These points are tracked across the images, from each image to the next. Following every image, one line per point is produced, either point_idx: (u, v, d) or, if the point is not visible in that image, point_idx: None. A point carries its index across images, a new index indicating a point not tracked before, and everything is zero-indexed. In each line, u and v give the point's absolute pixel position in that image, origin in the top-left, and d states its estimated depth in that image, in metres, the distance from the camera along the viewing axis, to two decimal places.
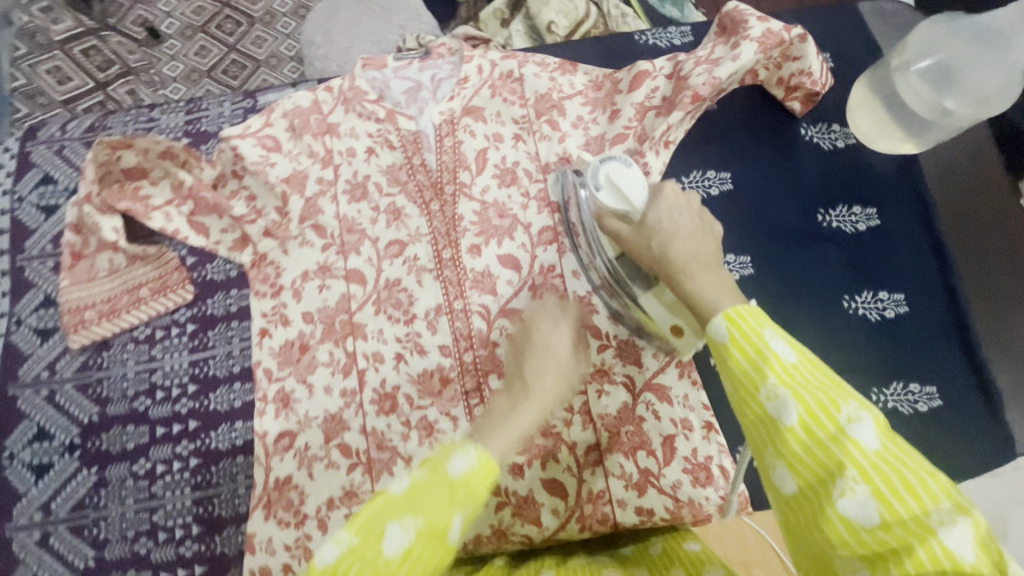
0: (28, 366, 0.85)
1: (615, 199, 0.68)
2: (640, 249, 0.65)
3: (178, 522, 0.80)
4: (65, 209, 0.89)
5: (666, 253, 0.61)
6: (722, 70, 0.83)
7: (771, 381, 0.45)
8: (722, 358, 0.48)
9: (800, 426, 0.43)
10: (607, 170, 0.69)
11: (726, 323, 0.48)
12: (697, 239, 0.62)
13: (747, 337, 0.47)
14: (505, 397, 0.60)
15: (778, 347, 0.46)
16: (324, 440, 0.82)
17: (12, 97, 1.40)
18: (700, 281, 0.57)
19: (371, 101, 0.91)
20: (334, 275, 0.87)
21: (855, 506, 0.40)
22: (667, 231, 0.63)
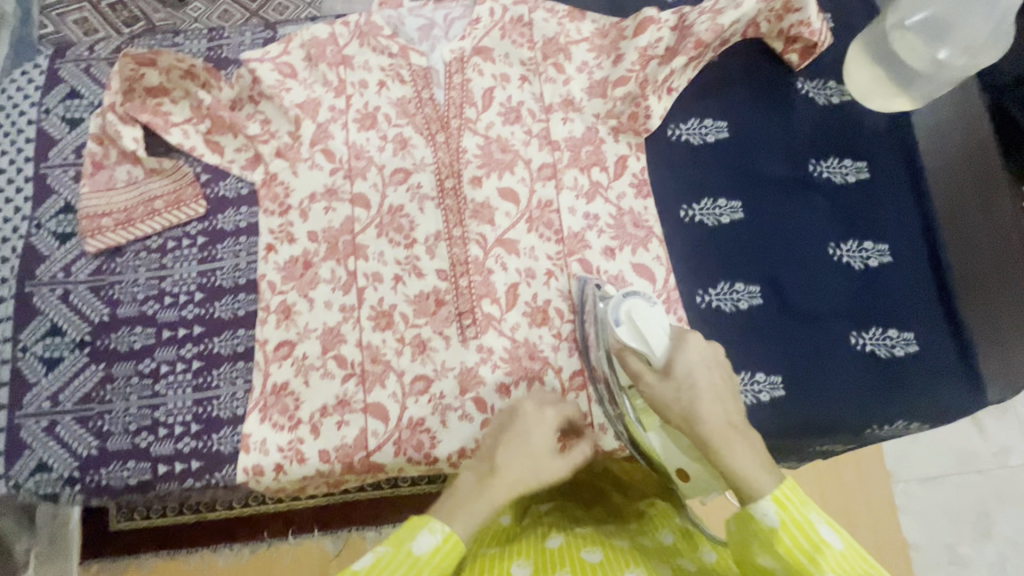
0: (45, 266, 0.89)
1: (636, 337, 0.70)
2: (666, 400, 0.65)
3: (178, 420, 0.84)
4: (89, 123, 0.94)
5: (699, 411, 0.62)
6: (725, 18, 0.86)
7: (827, 573, 0.51)
8: (773, 540, 0.54)
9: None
10: (629, 307, 0.71)
11: (777, 507, 0.55)
12: (724, 399, 0.64)
13: (798, 526, 0.54)
14: (471, 476, 0.63)
15: (827, 536, 0.53)
16: (322, 351, 0.86)
17: (39, 44, 1.45)
18: (736, 462, 0.58)
19: (385, 37, 0.95)
20: (341, 197, 0.91)
21: None
22: (698, 387, 0.64)
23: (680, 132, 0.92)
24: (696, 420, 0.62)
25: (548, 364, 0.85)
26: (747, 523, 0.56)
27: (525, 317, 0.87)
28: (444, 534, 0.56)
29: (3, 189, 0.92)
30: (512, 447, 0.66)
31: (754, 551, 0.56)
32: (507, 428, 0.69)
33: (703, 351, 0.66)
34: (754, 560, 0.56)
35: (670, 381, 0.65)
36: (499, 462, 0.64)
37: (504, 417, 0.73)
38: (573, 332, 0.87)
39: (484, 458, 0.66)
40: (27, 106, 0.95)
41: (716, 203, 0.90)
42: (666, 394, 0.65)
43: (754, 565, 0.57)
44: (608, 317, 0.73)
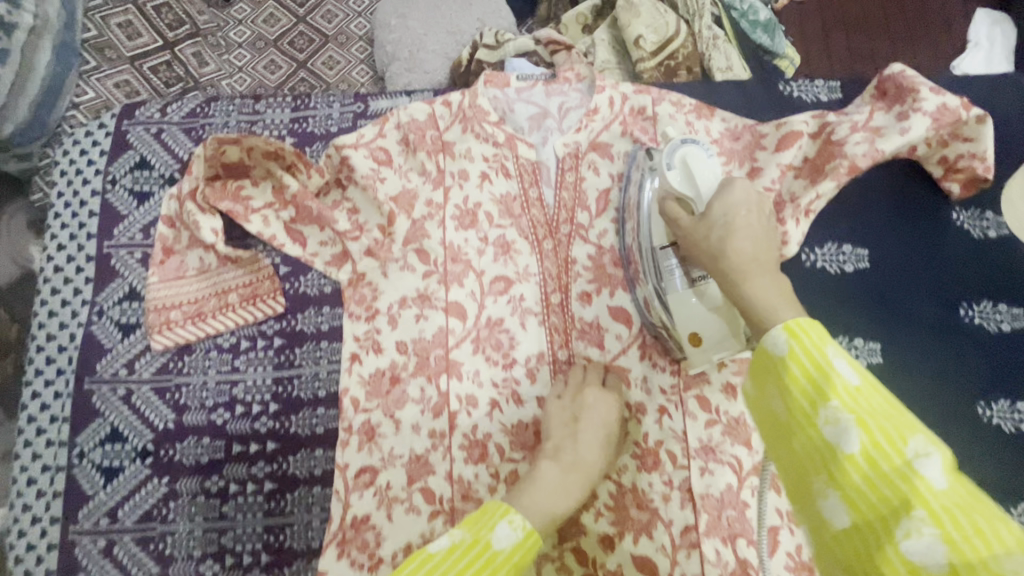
0: (106, 361, 0.81)
1: (684, 181, 0.69)
2: (697, 239, 0.63)
3: (247, 548, 0.77)
4: (161, 199, 0.85)
5: (728, 244, 0.59)
6: (887, 144, 0.76)
7: (831, 403, 0.40)
8: (779, 374, 0.43)
9: (862, 456, 0.38)
10: (685, 153, 0.70)
11: (786, 335, 0.44)
12: (758, 239, 0.59)
13: (810, 356, 0.42)
14: (554, 466, 0.68)
15: (842, 367, 0.41)
16: (407, 482, 0.78)
17: (81, 48, 1.24)
18: (753, 284, 0.54)
19: (491, 123, 0.85)
20: (434, 305, 0.82)
21: (921, 551, 0.34)
22: (733, 224, 0.60)
23: (815, 258, 0.83)
24: (721, 255, 0.58)
25: (658, 515, 0.77)
26: (758, 362, 0.46)
27: (635, 460, 0.79)
28: (524, 531, 0.55)
29: (63, 269, 0.84)
30: (588, 441, 0.72)
31: (761, 387, 0.46)
32: (580, 419, 0.73)
33: (747, 193, 0.62)
34: (762, 404, 0.46)
35: (705, 220, 0.63)
36: (580, 457, 0.70)
37: (566, 404, 0.75)
38: (685, 479, 0.78)
39: (564, 449, 0.71)
40: (92, 174, 0.87)
41: (853, 341, 0.80)
42: (699, 231, 0.63)
43: (760, 406, 0.46)
44: (661, 163, 0.73)
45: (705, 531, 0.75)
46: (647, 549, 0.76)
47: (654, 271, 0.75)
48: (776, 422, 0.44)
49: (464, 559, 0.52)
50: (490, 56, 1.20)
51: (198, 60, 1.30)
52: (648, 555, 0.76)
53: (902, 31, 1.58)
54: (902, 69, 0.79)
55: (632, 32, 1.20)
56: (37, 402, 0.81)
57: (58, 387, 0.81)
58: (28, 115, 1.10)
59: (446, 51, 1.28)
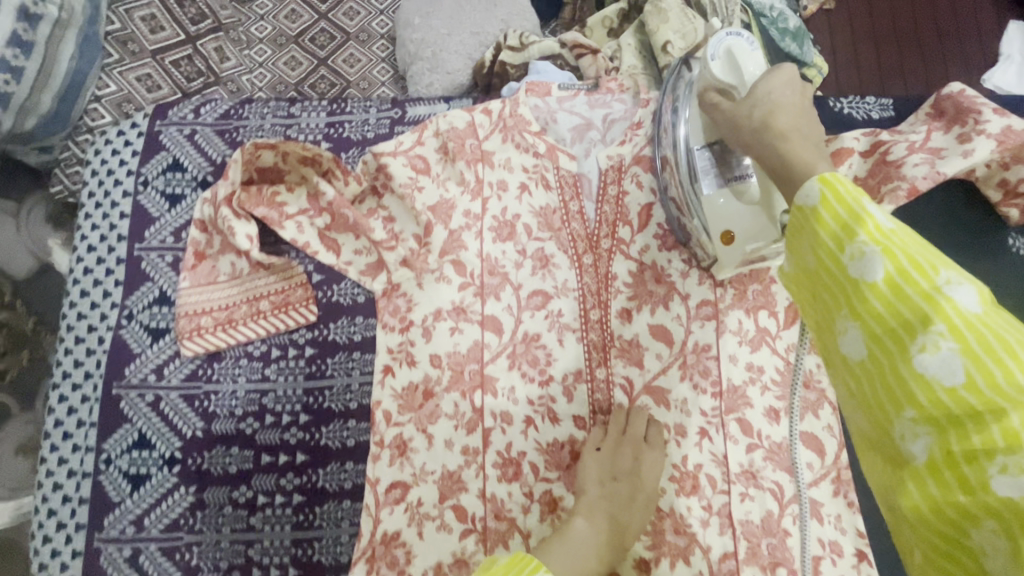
0: (135, 366, 0.80)
1: (728, 70, 0.65)
2: (738, 117, 0.58)
3: (274, 562, 0.75)
4: (193, 202, 0.84)
5: (772, 115, 0.54)
6: (947, 166, 0.73)
7: (859, 240, 0.37)
8: (810, 223, 0.41)
9: (885, 284, 0.36)
10: (730, 45, 0.66)
11: (821, 185, 0.40)
12: (802, 111, 0.54)
13: (842, 200, 0.39)
14: (585, 523, 0.68)
15: (877, 209, 0.38)
16: (439, 499, 0.76)
17: (104, 41, 1.18)
18: (794, 148, 0.50)
19: (532, 133, 0.83)
20: (469, 318, 0.80)
21: (935, 363, 0.33)
22: (779, 100, 0.55)
23: None
24: (764, 125, 0.54)
25: (696, 541, 0.74)
26: (794, 221, 0.43)
27: (672, 483, 0.76)
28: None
29: (92, 271, 0.83)
30: (624, 502, 0.71)
31: (794, 241, 0.43)
32: (618, 479, 0.72)
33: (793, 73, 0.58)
34: (796, 257, 0.44)
35: (747, 99, 0.58)
36: (613, 515, 0.70)
37: (606, 459, 0.74)
38: (724, 505, 0.75)
39: (599, 508, 0.70)
40: (123, 174, 0.85)
41: None
42: (739, 112, 0.59)
43: (794, 260, 0.44)
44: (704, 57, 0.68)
45: (744, 559, 0.74)
46: None
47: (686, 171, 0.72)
48: (808, 274, 0.42)
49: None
50: (514, 58, 1.19)
51: (220, 55, 1.25)
52: None
53: (932, 43, 1.55)
54: (960, 90, 0.78)
55: (660, 37, 1.12)
56: (65, 406, 0.79)
57: (85, 392, 0.80)
58: (50, 108, 1.08)
59: (470, 50, 1.25)
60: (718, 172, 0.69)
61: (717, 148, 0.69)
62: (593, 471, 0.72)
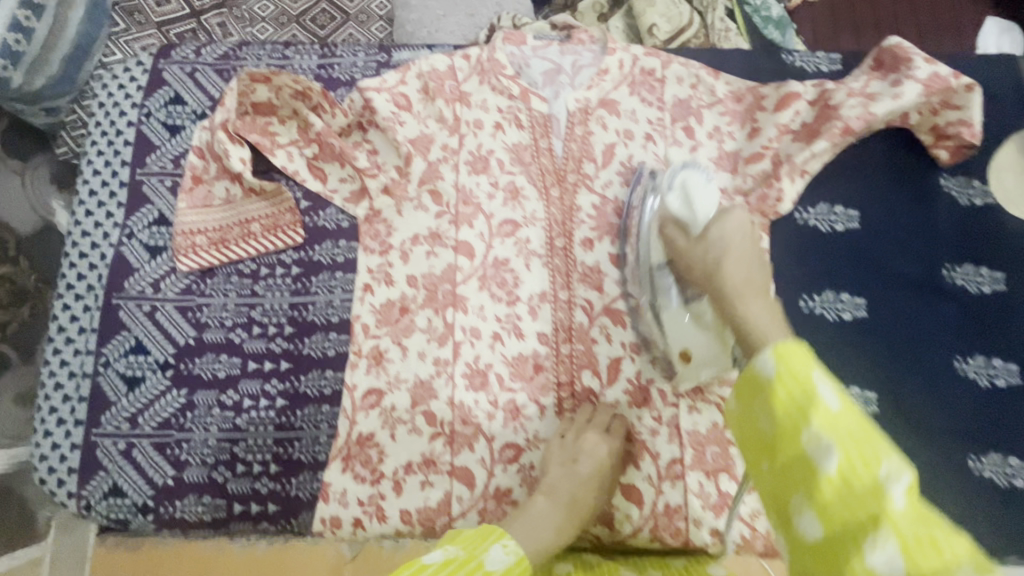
0: (134, 279, 0.86)
1: (683, 203, 0.71)
2: (694, 259, 0.66)
3: (257, 458, 0.81)
4: (192, 132, 0.90)
5: (724, 268, 0.62)
6: (879, 107, 0.81)
7: (812, 424, 0.41)
8: (767, 395, 0.45)
9: (839, 477, 0.39)
10: (686, 178, 0.72)
11: (775, 358, 0.45)
12: (752, 264, 0.62)
13: (795, 378, 0.43)
14: (545, 501, 0.71)
15: (826, 392, 0.42)
16: (411, 405, 0.83)
17: (113, 12, 1.29)
18: (749, 308, 0.55)
19: (507, 76, 0.90)
20: (444, 243, 0.87)
21: (883, 559, 0.36)
22: (731, 250, 0.63)
23: (807, 217, 0.87)
24: (719, 278, 0.61)
25: (645, 448, 0.81)
26: (746, 381, 0.47)
27: (626, 395, 0.83)
28: (516, 556, 0.59)
29: (97, 193, 0.89)
30: (583, 483, 0.74)
31: (746, 403, 0.47)
32: (579, 460, 0.75)
33: (743, 220, 0.65)
34: (748, 418, 0.47)
35: (703, 245, 0.66)
36: (573, 496, 0.73)
37: (567, 443, 0.78)
38: (673, 416, 0.82)
39: (560, 488, 0.73)
40: (128, 107, 0.92)
41: (839, 297, 0.85)
42: (694, 255, 0.66)
43: (747, 422, 0.47)
44: (663, 184, 0.75)
45: (689, 464, 0.80)
46: (634, 479, 0.81)
47: (649, 290, 0.78)
48: (761, 441, 0.46)
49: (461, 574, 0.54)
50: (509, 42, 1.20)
51: (222, 31, 1.33)
52: (634, 484, 0.81)
53: None
54: (898, 42, 0.85)
55: (647, 20, 1.23)
56: (68, 314, 0.86)
57: (88, 302, 0.86)
58: (58, 69, 1.10)
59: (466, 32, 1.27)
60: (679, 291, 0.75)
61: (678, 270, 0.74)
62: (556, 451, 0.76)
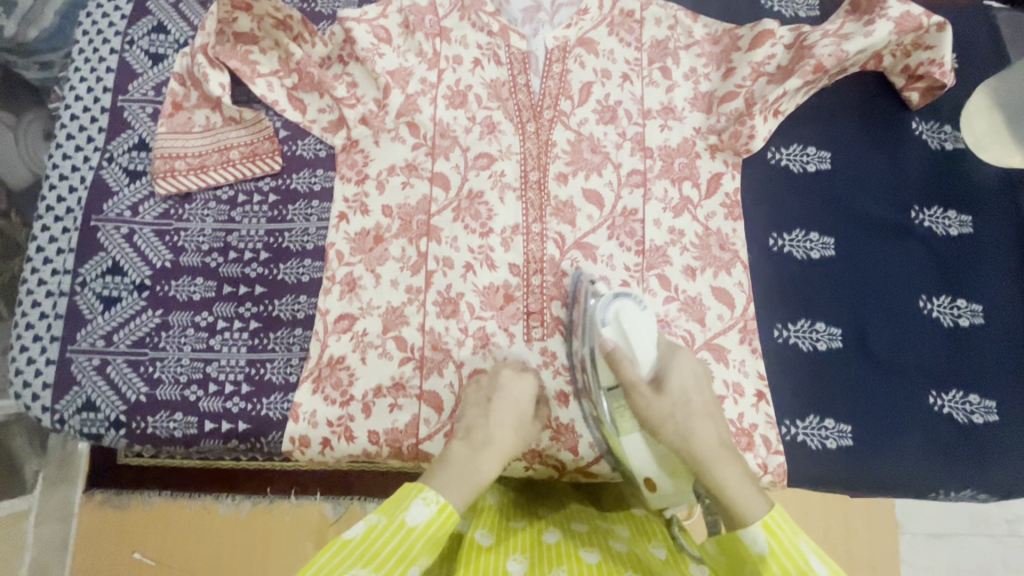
0: (113, 202, 0.87)
1: (623, 341, 0.72)
2: (659, 415, 0.67)
3: (229, 378, 0.83)
4: (173, 60, 0.91)
5: (691, 427, 0.65)
6: (852, 45, 0.81)
7: None
8: (761, 567, 0.53)
9: None
10: (619, 308, 0.74)
11: (765, 533, 0.54)
12: (712, 418, 0.67)
13: (786, 552, 0.53)
14: (464, 443, 0.69)
15: (816, 565, 0.52)
16: (382, 330, 0.84)
17: None
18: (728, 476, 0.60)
19: (487, 13, 0.91)
20: (420, 175, 0.88)
21: None
22: (690, 404, 0.67)
23: (780, 156, 0.88)
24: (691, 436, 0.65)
25: None
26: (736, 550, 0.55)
27: None
28: (438, 505, 0.59)
29: (78, 118, 0.90)
30: (500, 418, 0.72)
31: (739, 566, 0.56)
32: (494, 398, 0.75)
33: (692, 367, 0.71)
34: None
35: (662, 395, 0.68)
36: (492, 432, 0.70)
37: (482, 385, 0.77)
38: None
39: (474, 425, 0.71)
40: (111, 34, 0.92)
41: (808, 236, 0.86)
42: (660, 408, 0.67)
43: None
44: (595, 317, 0.75)
45: None
46: None
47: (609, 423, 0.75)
48: None
49: (381, 538, 0.56)
50: None
51: None
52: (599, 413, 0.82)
53: None
54: None
55: None
56: (46, 235, 0.87)
57: (66, 224, 0.87)
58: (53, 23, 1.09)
59: None
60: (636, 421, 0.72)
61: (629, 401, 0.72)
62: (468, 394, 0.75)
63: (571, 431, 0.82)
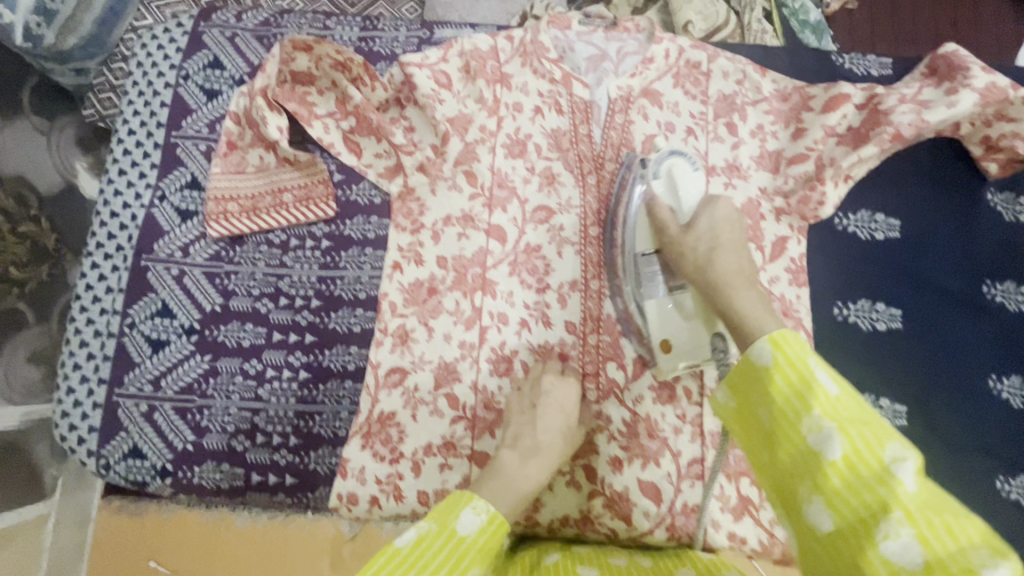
0: (163, 242, 0.86)
1: (669, 193, 0.71)
2: (684, 250, 0.66)
3: (277, 430, 0.81)
4: (229, 98, 0.89)
5: (717, 260, 0.63)
6: (933, 115, 0.78)
7: (815, 413, 0.44)
8: (765, 382, 0.48)
9: (844, 462, 0.42)
10: (671, 164, 0.72)
11: (772, 347, 0.48)
12: (741, 255, 0.63)
13: (791, 364, 0.47)
14: (514, 452, 0.69)
15: (823, 378, 0.45)
16: (434, 386, 0.82)
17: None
18: (742, 299, 0.58)
19: (550, 60, 0.88)
20: (476, 226, 0.86)
21: (899, 550, 0.38)
22: (719, 240, 0.65)
23: (847, 223, 0.85)
24: (708, 266, 0.63)
25: (667, 445, 0.80)
26: (743, 369, 0.50)
27: (651, 392, 0.82)
28: (489, 515, 0.57)
29: (131, 153, 0.89)
30: (549, 426, 0.73)
31: (743, 395, 0.50)
32: (539, 407, 0.74)
33: (732, 211, 0.67)
34: (747, 410, 0.50)
35: (692, 233, 0.66)
36: (540, 442, 0.71)
37: (525, 393, 0.77)
38: (697, 416, 0.81)
39: (524, 435, 0.71)
40: (166, 68, 0.91)
41: (875, 306, 0.83)
42: (686, 244, 0.66)
43: (746, 416, 0.51)
44: (648, 171, 0.75)
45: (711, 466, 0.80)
46: (654, 476, 0.80)
47: (634, 280, 0.76)
48: (763, 431, 0.48)
49: (433, 548, 0.53)
50: None
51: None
52: (654, 481, 0.79)
53: (967, 11, 1.50)
54: (955, 49, 0.82)
55: (682, 15, 1.14)
56: (96, 273, 0.86)
57: (116, 262, 0.86)
58: (90, 32, 1.06)
59: (498, 20, 1.16)
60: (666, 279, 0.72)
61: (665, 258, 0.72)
62: (514, 403, 0.74)
63: (625, 499, 0.79)
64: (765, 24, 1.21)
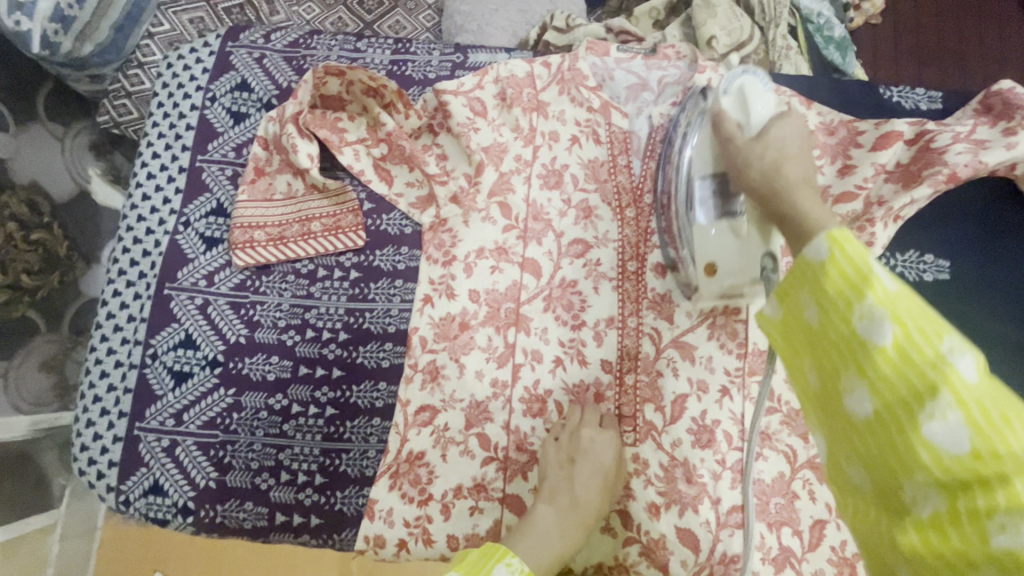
0: (187, 271, 0.83)
1: (737, 108, 0.65)
2: (748, 158, 0.59)
3: (303, 467, 0.79)
4: (258, 121, 0.87)
5: (784, 167, 0.55)
6: (991, 156, 0.75)
7: (868, 302, 0.38)
8: (813, 277, 0.42)
9: (894, 349, 0.37)
10: (743, 82, 0.66)
11: (829, 242, 0.41)
12: (812, 168, 0.56)
13: (847, 258, 0.39)
14: (549, 507, 0.69)
15: (882, 267, 0.38)
16: (464, 426, 0.78)
17: None
18: (804, 202, 0.51)
19: (588, 88, 0.86)
20: (510, 259, 0.83)
21: (943, 432, 0.34)
22: (788, 150, 0.57)
23: (895, 263, 0.82)
24: (773, 171, 0.55)
25: (706, 492, 0.73)
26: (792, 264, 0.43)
27: (689, 435, 0.75)
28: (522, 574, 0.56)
29: (156, 176, 0.86)
30: (587, 481, 0.70)
31: (788, 290, 0.45)
32: (576, 461, 0.72)
33: (806, 125, 0.59)
34: (790, 304, 0.45)
35: (759, 141, 0.59)
36: (578, 495, 0.69)
37: (563, 443, 0.74)
38: (738, 460, 0.74)
39: (561, 488, 0.71)
40: (193, 89, 0.89)
41: None
42: (750, 151, 0.59)
43: (792, 314, 0.45)
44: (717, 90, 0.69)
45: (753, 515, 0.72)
46: (691, 523, 0.73)
47: (684, 204, 0.71)
48: (808, 327, 0.44)
49: None
50: (558, 39, 1.06)
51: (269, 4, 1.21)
52: (691, 528, 0.73)
53: (993, 31, 1.48)
54: (1010, 87, 0.80)
55: (705, 31, 1.09)
56: (118, 300, 0.83)
57: (138, 289, 0.83)
58: (108, 38, 1.01)
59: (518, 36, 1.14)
60: (717, 203, 0.68)
61: (721, 177, 0.67)
62: (551, 456, 0.72)
63: (661, 548, 0.74)
64: (791, 41, 1.15)
